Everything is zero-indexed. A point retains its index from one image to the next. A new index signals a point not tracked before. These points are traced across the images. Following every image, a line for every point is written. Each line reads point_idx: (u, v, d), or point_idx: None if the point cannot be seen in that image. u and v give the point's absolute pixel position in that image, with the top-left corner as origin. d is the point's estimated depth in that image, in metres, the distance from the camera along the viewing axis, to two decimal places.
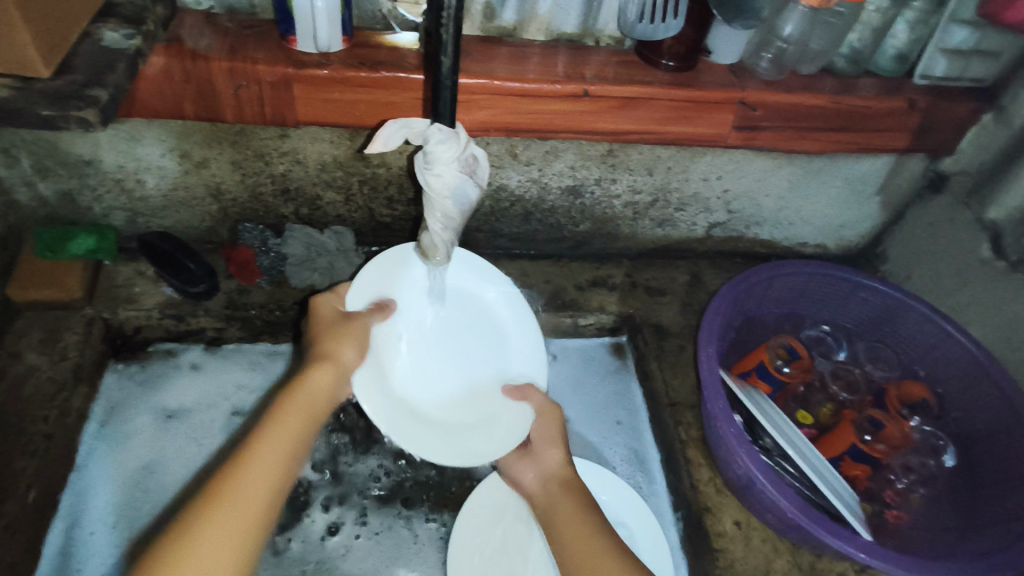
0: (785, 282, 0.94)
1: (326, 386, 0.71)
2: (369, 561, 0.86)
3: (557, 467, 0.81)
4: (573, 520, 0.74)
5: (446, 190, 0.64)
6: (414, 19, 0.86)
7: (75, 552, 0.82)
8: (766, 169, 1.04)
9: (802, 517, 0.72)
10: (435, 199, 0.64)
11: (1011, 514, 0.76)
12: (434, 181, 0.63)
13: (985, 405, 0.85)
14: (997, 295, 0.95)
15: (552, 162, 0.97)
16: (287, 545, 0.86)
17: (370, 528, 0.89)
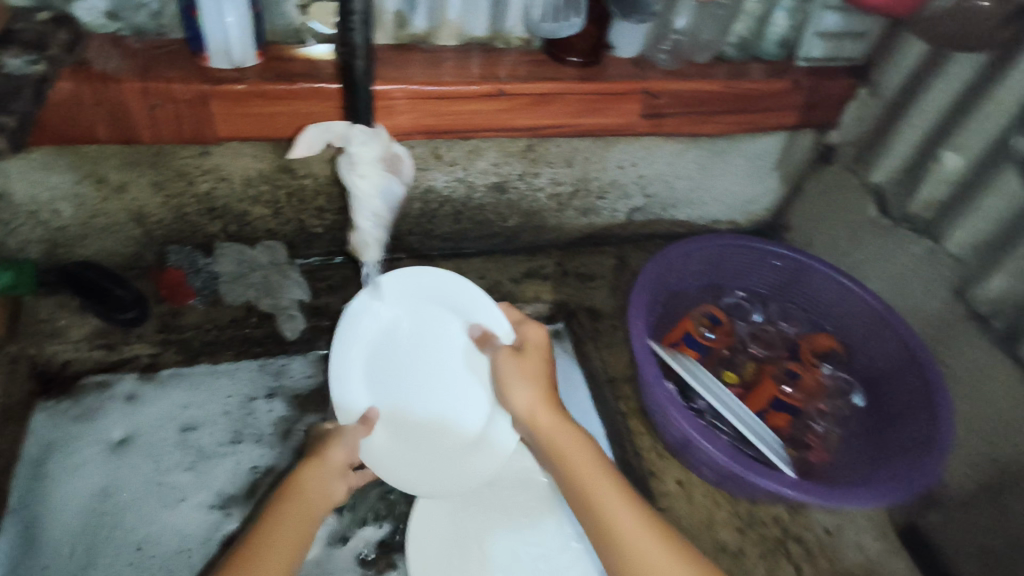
0: (701, 256, 1.02)
1: (319, 483, 0.75)
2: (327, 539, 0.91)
3: (536, 403, 0.81)
4: (577, 458, 0.76)
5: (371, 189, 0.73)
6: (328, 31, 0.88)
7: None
8: (675, 153, 1.11)
9: (735, 465, 0.79)
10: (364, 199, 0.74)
11: (914, 441, 0.85)
12: (360, 182, 0.73)
13: (884, 348, 0.95)
14: (885, 249, 1.05)
15: (475, 160, 1.01)
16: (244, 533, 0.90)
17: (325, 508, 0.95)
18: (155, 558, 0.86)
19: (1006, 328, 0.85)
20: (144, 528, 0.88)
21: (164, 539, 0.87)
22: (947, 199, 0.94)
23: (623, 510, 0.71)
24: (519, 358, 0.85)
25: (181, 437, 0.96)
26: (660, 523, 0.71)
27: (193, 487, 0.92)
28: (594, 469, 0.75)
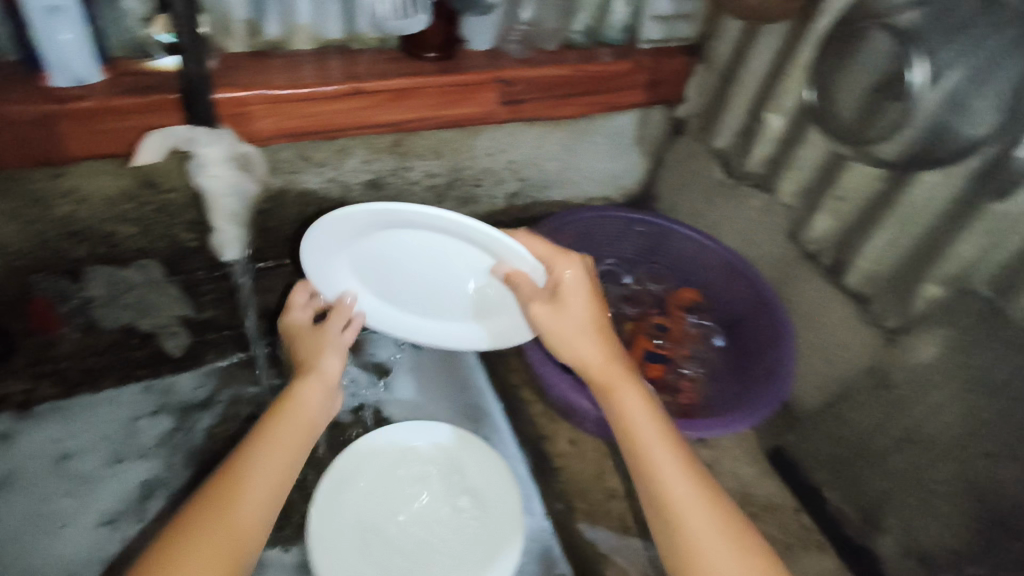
0: (572, 229, 1.09)
1: (315, 391, 0.82)
2: None
3: (601, 364, 0.77)
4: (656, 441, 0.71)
5: (224, 188, 0.93)
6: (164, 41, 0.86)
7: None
8: (540, 137, 1.18)
9: None
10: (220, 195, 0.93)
11: (768, 371, 0.95)
12: (215, 182, 0.91)
13: (739, 294, 1.05)
14: (733, 206, 1.16)
15: (345, 159, 1.04)
16: None
17: None
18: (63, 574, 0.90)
19: (831, 261, 0.96)
20: (41, 556, 0.92)
21: (66, 562, 0.91)
22: (775, 155, 1.05)
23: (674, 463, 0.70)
24: (559, 313, 0.80)
25: (66, 469, 1.00)
26: (711, 489, 0.68)
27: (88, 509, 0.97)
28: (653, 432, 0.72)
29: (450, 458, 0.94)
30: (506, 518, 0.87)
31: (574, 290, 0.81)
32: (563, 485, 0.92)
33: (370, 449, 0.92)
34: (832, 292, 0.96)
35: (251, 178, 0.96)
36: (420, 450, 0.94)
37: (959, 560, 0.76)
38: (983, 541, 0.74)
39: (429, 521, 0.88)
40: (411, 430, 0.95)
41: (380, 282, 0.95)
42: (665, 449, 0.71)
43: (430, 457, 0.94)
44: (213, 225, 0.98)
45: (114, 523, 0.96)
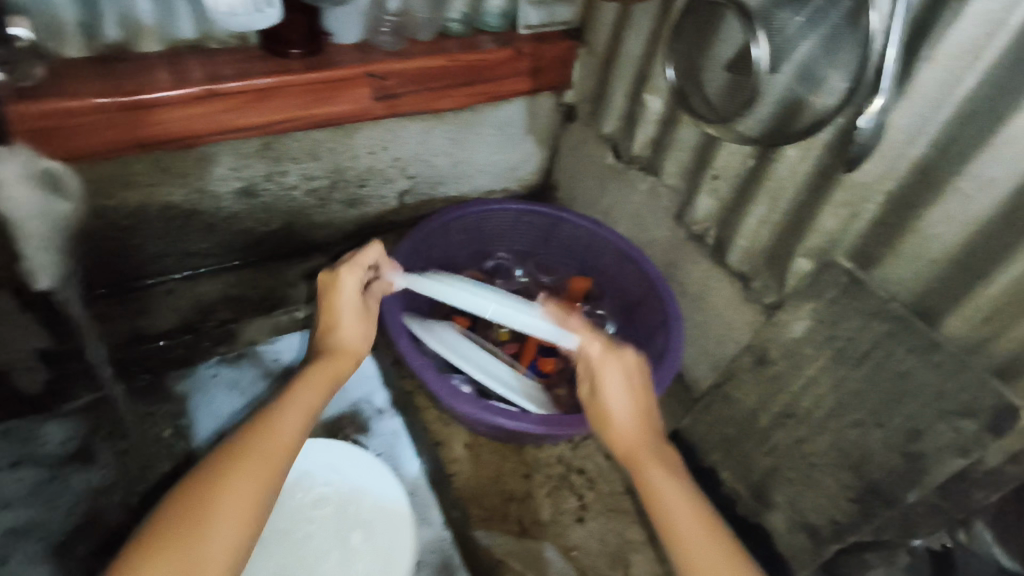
0: (457, 225, 1.05)
1: (325, 378, 0.77)
2: None
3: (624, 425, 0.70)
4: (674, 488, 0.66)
5: (32, 212, 0.84)
6: None
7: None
8: (423, 131, 1.14)
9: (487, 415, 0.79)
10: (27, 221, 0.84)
11: (659, 354, 0.94)
12: (19, 206, 0.82)
13: (631, 279, 1.04)
14: (623, 191, 1.15)
15: (209, 168, 0.97)
16: None
17: None
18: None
19: (714, 240, 0.96)
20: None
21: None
22: (657, 137, 1.04)
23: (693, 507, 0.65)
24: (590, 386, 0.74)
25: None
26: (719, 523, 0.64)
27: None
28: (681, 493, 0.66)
29: (340, 477, 0.89)
30: (396, 540, 0.84)
31: (630, 368, 0.73)
32: (459, 493, 0.89)
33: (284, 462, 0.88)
34: (716, 271, 0.97)
35: (64, 199, 0.87)
36: (308, 469, 0.88)
37: (841, 528, 0.78)
38: (860, 508, 0.75)
39: (316, 547, 0.84)
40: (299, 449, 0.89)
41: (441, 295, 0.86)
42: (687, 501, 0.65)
43: (319, 476, 0.88)
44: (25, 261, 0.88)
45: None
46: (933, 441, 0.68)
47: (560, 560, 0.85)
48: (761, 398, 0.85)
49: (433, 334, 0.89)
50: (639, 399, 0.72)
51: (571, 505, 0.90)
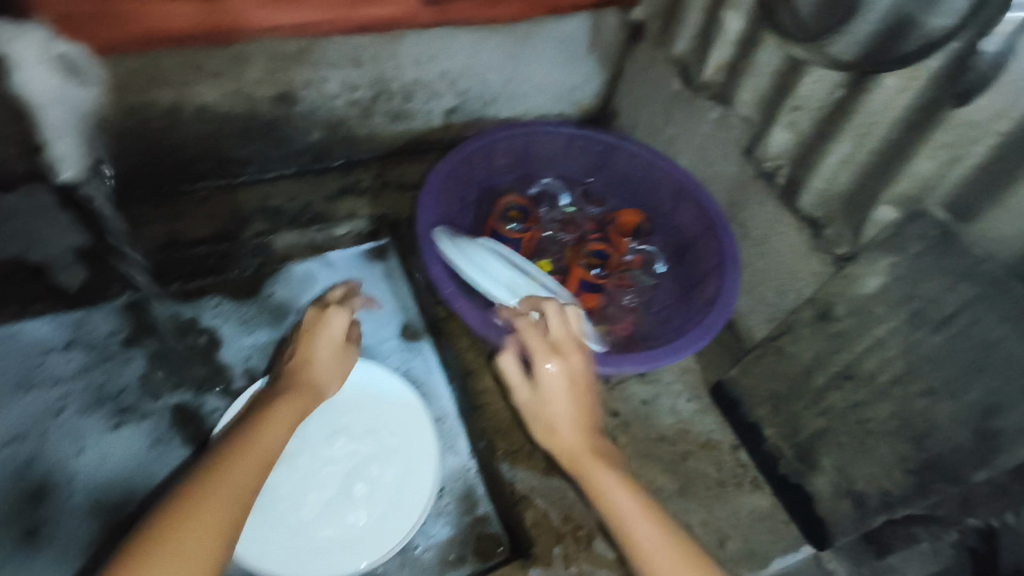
0: (505, 147, 0.98)
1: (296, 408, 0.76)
2: (119, 463, 0.86)
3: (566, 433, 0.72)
4: (634, 509, 0.66)
5: (50, 96, 0.80)
6: None
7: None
8: (475, 43, 1.05)
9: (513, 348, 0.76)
10: (42, 104, 0.80)
11: (710, 299, 0.87)
12: (35, 90, 0.78)
13: (689, 216, 0.95)
14: (689, 121, 1.05)
15: (245, 69, 0.91)
16: (66, 487, 0.84)
17: (112, 443, 0.88)
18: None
19: (786, 180, 0.86)
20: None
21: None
22: (732, 62, 0.94)
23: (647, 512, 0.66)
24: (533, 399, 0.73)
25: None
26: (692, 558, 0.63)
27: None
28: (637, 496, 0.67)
29: (378, 406, 0.88)
30: (420, 486, 0.83)
31: (573, 368, 0.74)
32: (486, 425, 0.87)
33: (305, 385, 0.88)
34: (783, 214, 0.88)
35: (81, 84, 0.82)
36: (354, 399, 0.88)
37: (891, 502, 0.72)
38: (918, 480, 0.70)
39: (337, 473, 0.83)
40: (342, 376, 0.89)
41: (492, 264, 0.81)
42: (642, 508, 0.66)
43: (362, 410, 0.88)
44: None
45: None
46: (1012, 420, 0.61)
47: (586, 502, 0.82)
48: (820, 355, 0.78)
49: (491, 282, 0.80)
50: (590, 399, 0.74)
51: None
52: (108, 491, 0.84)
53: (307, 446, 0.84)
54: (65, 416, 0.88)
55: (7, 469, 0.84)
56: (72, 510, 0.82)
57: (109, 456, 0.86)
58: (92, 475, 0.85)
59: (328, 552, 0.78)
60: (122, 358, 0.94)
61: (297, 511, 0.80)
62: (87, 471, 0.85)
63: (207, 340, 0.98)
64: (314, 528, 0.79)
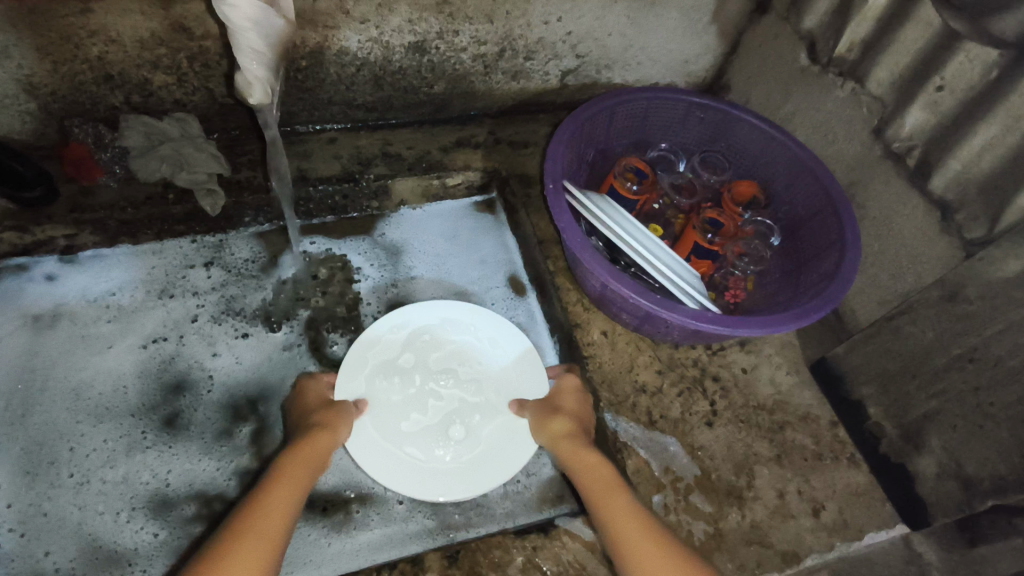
0: (626, 111, 1.00)
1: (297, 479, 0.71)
2: (254, 368, 0.93)
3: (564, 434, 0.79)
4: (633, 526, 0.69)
5: (246, 20, 0.61)
6: None
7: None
8: (603, 6, 1.06)
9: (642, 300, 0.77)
10: (239, 33, 0.61)
11: (824, 275, 0.88)
12: (231, 13, 0.60)
13: (805, 192, 0.96)
14: (812, 98, 1.04)
15: (388, 17, 0.95)
16: (209, 384, 0.91)
17: (248, 351, 0.95)
18: (92, 401, 0.88)
19: (918, 161, 0.85)
20: (67, 379, 0.89)
21: (81, 391, 0.88)
22: (869, 38, 0.92)
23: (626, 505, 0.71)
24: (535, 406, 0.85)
25: (95, 313, 0.94)
26: None
27: (110, 343, 0.92)
28: (611, 487, 0.73)
29: (494, 359, 0.92)
30: (518, 444, 0.84)
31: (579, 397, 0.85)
32: (592, 375, 0.90)
33: (430, 318, 0.93)
34: (908, 195, 0.87)
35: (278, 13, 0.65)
36: (475, 344, 0.93)
37: (1004, 486, 0.74)
38: None
39: (443, 408, 0.87)
40: (472, 323, 0.94)
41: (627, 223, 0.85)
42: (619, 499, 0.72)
43: (479, 354, 0.92)
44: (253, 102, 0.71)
45: (145, 352, 0.92)
46: None
47: (685, 456, 0.85)
48: None
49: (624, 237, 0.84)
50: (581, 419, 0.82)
51: (702, 408, 0.89)
52: (243, 390, 0.92)
53: (422, 368, 0.90)
54: (204, 322, 0.96)
55: (153, 363, 0.92)
56: (209, 405, 0.90)
57: (244, 361, 0.94)
58: (226, 376, 0.92)
59: (413, 470, 0.81)
60: (258, 279, 1.00)
61: (397, 423, 0.84)
62: (222, 372, 0.93)
63: (328, 273, 1.03)
64: (404, 443, 0.83)
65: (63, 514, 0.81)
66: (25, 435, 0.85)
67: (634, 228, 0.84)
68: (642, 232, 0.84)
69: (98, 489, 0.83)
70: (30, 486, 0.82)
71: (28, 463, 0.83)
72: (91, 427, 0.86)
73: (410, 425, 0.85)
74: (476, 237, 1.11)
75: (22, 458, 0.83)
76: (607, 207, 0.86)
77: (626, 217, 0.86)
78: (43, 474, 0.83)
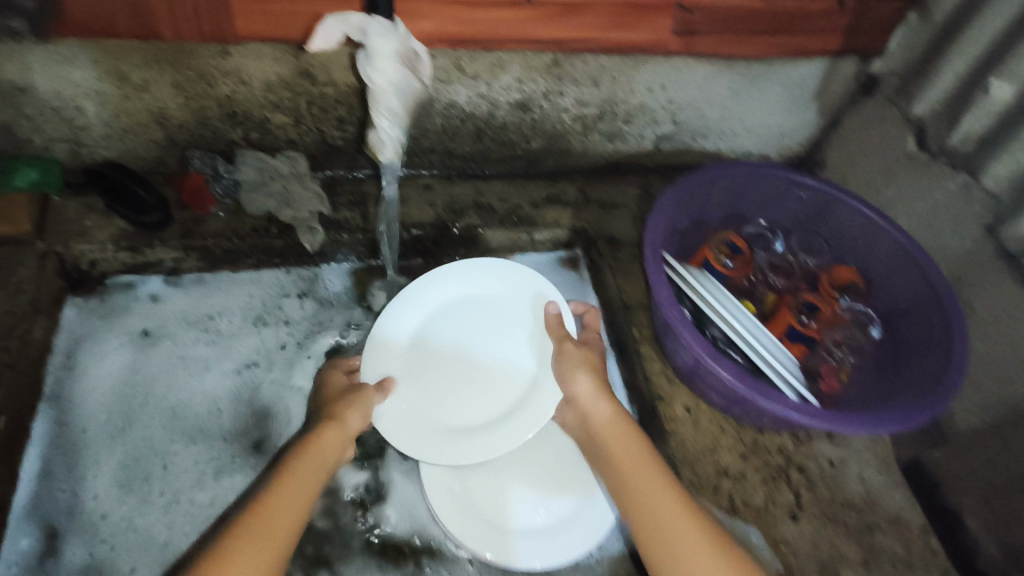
0: (723, 183, 0.99)
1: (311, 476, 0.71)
2: None
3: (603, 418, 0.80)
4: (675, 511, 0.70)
5: (388, 84, 0.66)
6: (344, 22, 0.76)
7: (46, 504, 0.82)
8: (708, 77, 1.06)
9: (740, 384, 0.78)
10: (379, 94, 0.67)
11: (928, 375, 0.83)
12: (377, 77, 0.65)
13: (908, 284, 0.92)
14: (919, 187, 1.01)
15: (499, 75, 0.97)
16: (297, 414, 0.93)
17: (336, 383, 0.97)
18: (187, 421, 0.91)
19: None
20: (164, 398, 0.92)
21: (177, 411, 0.91)
22: (990, 133, 0.89)
23: (657, 481, 0.73)
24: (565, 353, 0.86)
25: (196, 334, 0.97)
26: None
27: (208, 366, 0.95)
28: (641, 462, 0.75)
29: (517, 336, 0.93)
30: (594, 506, 0.85)
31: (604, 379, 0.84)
32: (673, 452, 0.88)
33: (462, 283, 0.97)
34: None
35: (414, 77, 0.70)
36: (500, 314, 0.95)
37: None
38: None
39: (457, 377, 0.91)
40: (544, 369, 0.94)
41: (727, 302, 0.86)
42: (651, 474, 0.74)
43: (505, 327, 0.94)
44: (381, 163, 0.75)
45: (240, 377, 0.95)
46: None
47: (768, 551, 0.82)
48: None
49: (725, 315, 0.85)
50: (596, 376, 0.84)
51: (786, 499, 0.86)
52: None
53: (446, 332, 0.94)
54: (296, 353, 0.98)
55: (246, 389, 0.94)
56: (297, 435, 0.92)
57: None
58: None
59: (490, 527, 0.83)
60: (350, 315, 1.03)
61: (411, 384, 0.89)
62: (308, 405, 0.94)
63: None
64: (411, 403, 0.87)
65: (152, 532, 0.83)
66: (123, 450, 0.87)
67: (736, 307, 0.85)
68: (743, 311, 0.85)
69: (186, 511, 0.85)
70: (123, 501, 0.84)
71: (123, 478, 0.86)
72: (183, 448, 0.89)
73: (421, 387, 0.89)
74: None
75: (117, 472, 0.86)
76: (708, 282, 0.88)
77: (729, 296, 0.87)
78: (136, 491, 0.85)
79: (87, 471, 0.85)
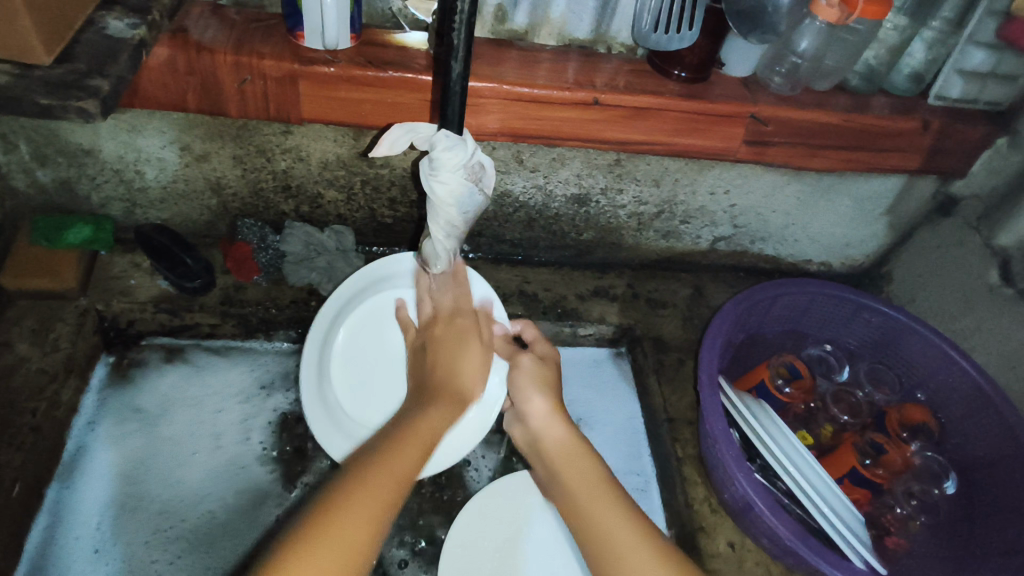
0: (789, 300, 0.94)
1: (374, 502, 0.55)
2: None
3: (544, 413, 0.80)
4: (603, 503, 0.68)
5: (451, 197, 0.67)
6: (396, 145, 0.70)
7: None
8: (775, 185, 1.02)
9: (800, 545, 0.72)
10: (441, 207, 0.67)
11: (1010, 547, 0.77)
12: (440, 189, 0.66)
13: (985, 433, 0.86)
14: (1003, 322, 0.93)
15: (558, 169, 0.96)
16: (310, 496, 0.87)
17: None
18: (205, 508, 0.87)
19: None
20: (184, 478, 0.89)
21: (197, 491, 0.88)
22: None
23: (592, 486, 0.71)
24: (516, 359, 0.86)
25: (211, 410, 0.95)
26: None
27: (222, 442, 0.92)
28: (598, 498, 0.69)
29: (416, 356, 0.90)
30: None
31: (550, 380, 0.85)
32: None
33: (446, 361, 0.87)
34: None
35: (482, 193, 0.70)
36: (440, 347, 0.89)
37: None
38: None
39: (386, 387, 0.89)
40: None
41: (783, 444, 0.82)
42: (584, 480, 0.72)
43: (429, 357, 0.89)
44: (433, 268, 0.77)
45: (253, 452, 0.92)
46: None
47: None
48: None
49: (781, 459, 0.81)
50: (555, 403, 0.81)
51: None
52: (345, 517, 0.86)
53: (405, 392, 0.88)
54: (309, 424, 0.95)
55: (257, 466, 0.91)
56: None
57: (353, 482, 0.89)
58: None
59: None
60: None
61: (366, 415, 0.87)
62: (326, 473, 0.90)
63: None
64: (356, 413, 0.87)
65: None
66: (137, 533, 0.83)
67: (786, 445, 0.82)
68: (795, 454, 0.82)
69: None
70: None
71: (135, 561, 0.81)
72: (195, 527, 0.85)
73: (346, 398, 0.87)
74: (596, 396, 1.04)
75: (129, 550, 0.82)
76: (762, 414, 0.85)
77: (785, 436, 0.83)
78: None
79: (96, 554, 0.81)
